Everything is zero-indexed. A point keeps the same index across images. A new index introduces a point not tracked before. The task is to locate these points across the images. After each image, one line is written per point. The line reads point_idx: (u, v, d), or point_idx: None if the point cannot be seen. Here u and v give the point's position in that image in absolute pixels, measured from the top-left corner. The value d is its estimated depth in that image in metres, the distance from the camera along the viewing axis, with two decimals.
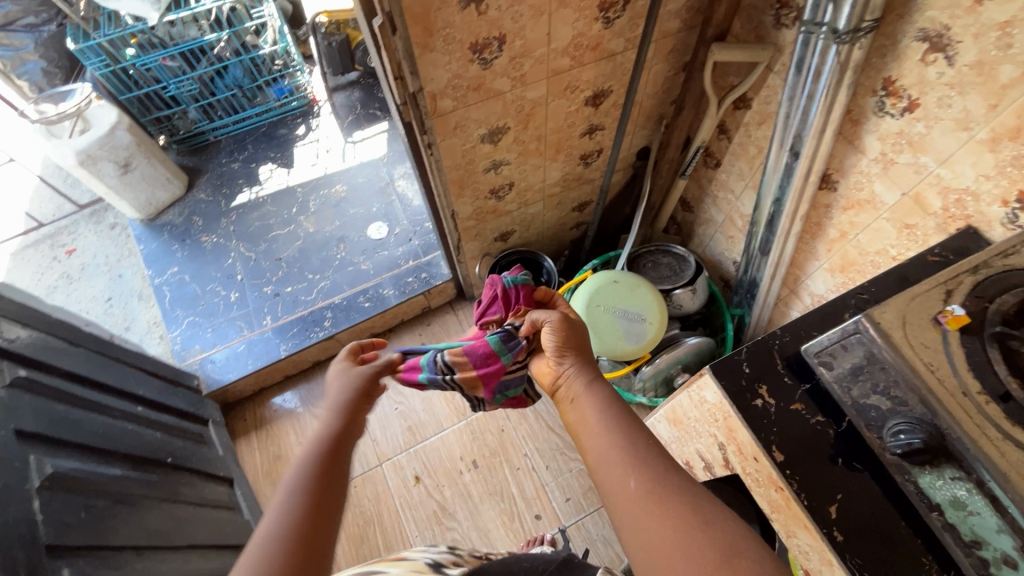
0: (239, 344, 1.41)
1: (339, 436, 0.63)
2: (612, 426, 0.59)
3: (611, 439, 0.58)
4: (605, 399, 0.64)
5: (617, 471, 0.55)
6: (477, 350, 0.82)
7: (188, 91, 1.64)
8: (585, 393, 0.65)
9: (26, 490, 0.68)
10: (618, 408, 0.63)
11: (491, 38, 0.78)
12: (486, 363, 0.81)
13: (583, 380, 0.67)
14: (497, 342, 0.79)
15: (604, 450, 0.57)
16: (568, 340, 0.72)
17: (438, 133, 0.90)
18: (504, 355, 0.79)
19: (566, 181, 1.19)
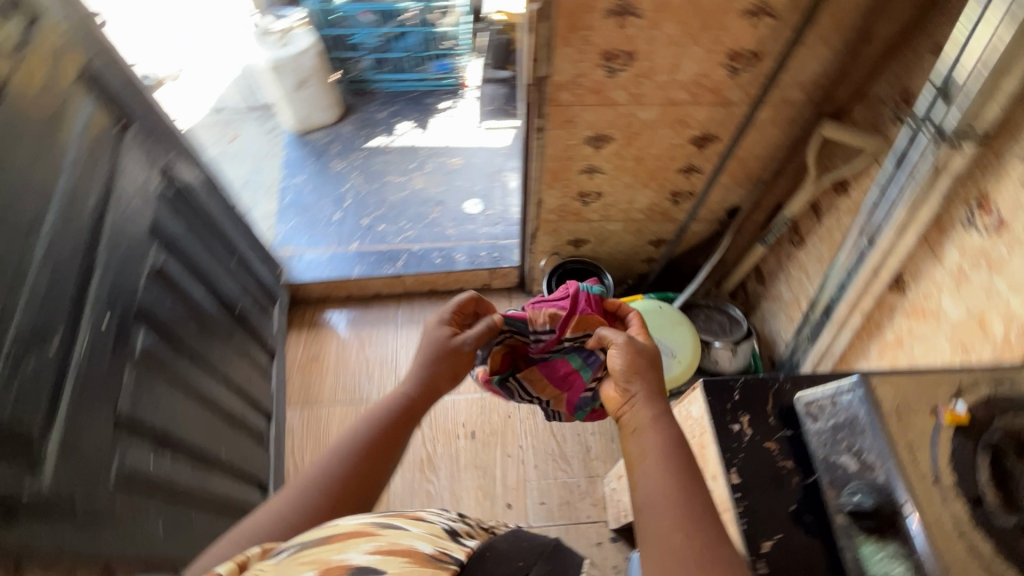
0: (324, 254, 1.61)
1: (400, 416, 0.75)
2: (670, 473, 0.61)
3: (666, 484, 0.60)
4: (671, 438, 0.65)
5: (663, 520, 0.57)
6: (558, 368, 0.96)
7: (371, 43, 1.91)
8: (649, 428, 0.66)
9: (143, 265, 0.86)
10: (683, 450, 0.63)
11: (623, 51, 0.88)
12: (570, 378, 0.96)
13: (651, 414, 0.68)
14: (579, 360, 0.94)
15: (654, 495, 0.59)
16: (632, 367, 0.72)
17: (551, 121, 1.01)
18: (584, 370, 0.94)
19: (650, 211, 1.26)
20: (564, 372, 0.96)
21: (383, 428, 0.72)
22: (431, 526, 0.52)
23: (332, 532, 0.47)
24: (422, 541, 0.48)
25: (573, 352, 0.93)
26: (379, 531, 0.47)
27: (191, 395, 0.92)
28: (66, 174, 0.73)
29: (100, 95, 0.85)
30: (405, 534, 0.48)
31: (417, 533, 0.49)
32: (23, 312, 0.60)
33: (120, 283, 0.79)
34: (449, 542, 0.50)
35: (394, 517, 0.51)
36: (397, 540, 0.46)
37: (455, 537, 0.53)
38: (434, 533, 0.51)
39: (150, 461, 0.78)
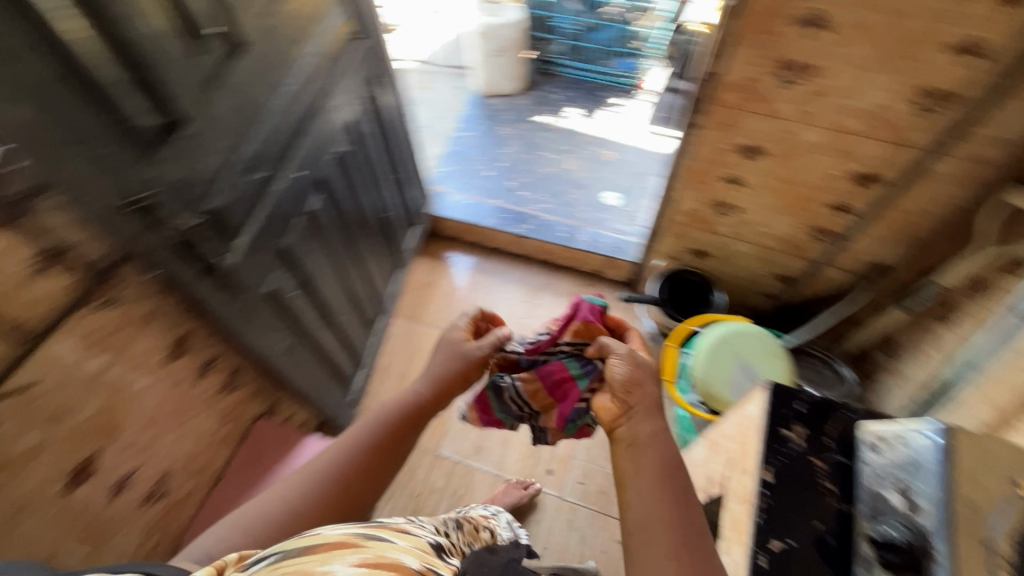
0: (468, 200, 1.79)
1: (401, 430, 0.75)
2: (659, 496, 0.60)
3: (659, 511, 0.58)
4: (666, 457, 0.64)
5: (658, 545, 0.55)
6: (549, 373, 0.86)
7: (570, 29, 2.05)
8: (647, 443, 0.65)
9: (335, 148, 1.07)
10: (673, 478, 0.62)
11: (805, 63, 0.87)
12: (564, 388, 0.85)
13: (649, 430, 0.67)
14: (575, 368, 0.83)
15: (648, 522, 0.57)
16: (632, 380, 0.71)
17: (710, 120, 1.03)
18: (580, 379, 0.82)
19: (785, 243, 1.21)
20: (557, 381, 0.85)
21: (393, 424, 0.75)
22: (415, 541, 0.53)
23: (314, 541, 0.47)
24: (410, 556, 0.49)
25: (567, 358, 0.85)
26: (364, 544, 0.47)
27: (331, 262, 1.13)
28: (308, 58, 0.93)
29: (351, 10, 1.05)
30: (392, 548, 0.48)
31: (404, 548, 0.49)
32: (253, 144, 0.81)
33: (317, 155, 1.00)
34: (434, 561, 0.52)
35: (380, 529, 0.51)
36: (383, 554, 0.47)
37: (439, 555, 0.55)
38: (421, 551, 0.52)
39: (292, 293, 0.99)
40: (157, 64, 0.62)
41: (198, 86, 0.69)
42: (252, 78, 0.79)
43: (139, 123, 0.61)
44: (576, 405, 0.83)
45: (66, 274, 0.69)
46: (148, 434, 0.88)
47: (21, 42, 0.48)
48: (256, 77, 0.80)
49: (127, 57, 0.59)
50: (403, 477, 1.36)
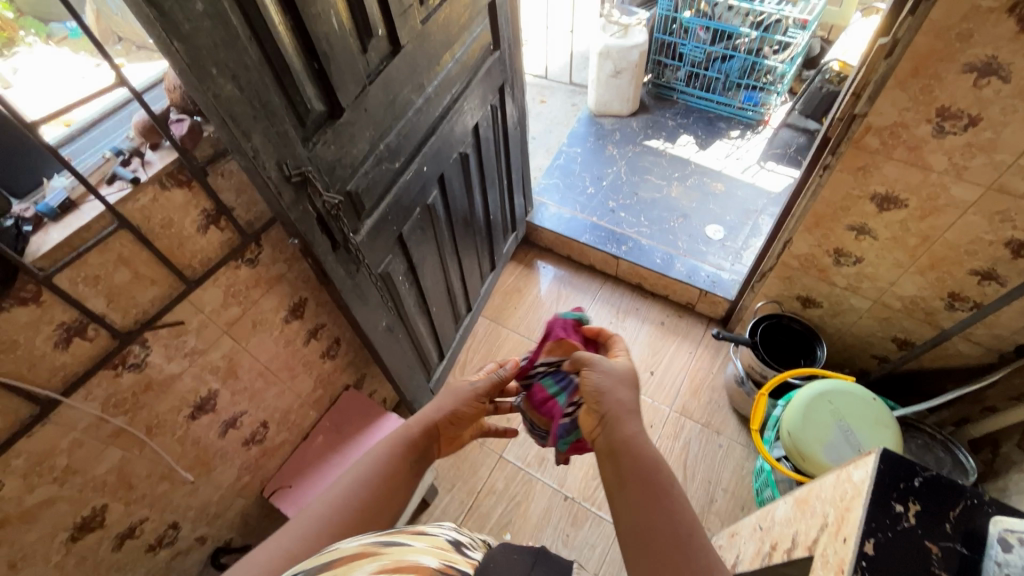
0: (566, 213, 1.81)
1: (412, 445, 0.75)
2: (642, 506, 0.60)
3: (647, 521, 0.59)
4: (648, 459, 0.65)
5: (649, 559, 0.56)
6: (536, 396, 0.88)
7: (694, 56, 2.00)
8: (623, 448, 0.66)
9: (458, 148, 1.13)
10: (651, 478, 0.63)
11: (966, 114, 0.80)
12: (550, 408, 0.85)
13: (631, 430, 0.68)
14: (552, 385, 0.85)
15: (640, 532, 0.58)
16: (607, 391, 0.72)
17: (842, 163, 0.97)
18: (558, 396, 0.83)
19: (910, 304, 1.11)
20: (544, 403, 0.86)
21: (388, 460, 0.71)
22: (434, 540, 0.51)
23: (332, 554, 0.48)
24: (428, 556, 0.48)
25: (549, 377, 0.86)
26: (382, 551, 0.47)
27: (436, 254, 1.19)
28: (450, 63, 0.99)
29: (493, 22, 1.12)
30: (410, 551, 0.48)
31: (422, 549, 0.49)
32: (392, 136, 0.88)
33: (442, 153, 1.06)
34: (452, 559, 0.49)
35: (398, 534, 0.51)
36: (400, 558, 0.46)
37: (458, 550, 0.51)
38: (437, 549, 0.50)
39: (399, 277, 1.06)
40: (333, 56, 0.70)
41: (360, 79, 0.76)
42: (403, 76, 0.86)
43: (310, 107, 0.69)
44: (563, 421, 0.80)
45: (221, 233, 0.78)
46: (258, 383, 0.97)
47: (241, 30, 0.57)
48: (407, 76, 0.87)
49: (312, 49, 0.67)
50: (466, 472, 1.39)
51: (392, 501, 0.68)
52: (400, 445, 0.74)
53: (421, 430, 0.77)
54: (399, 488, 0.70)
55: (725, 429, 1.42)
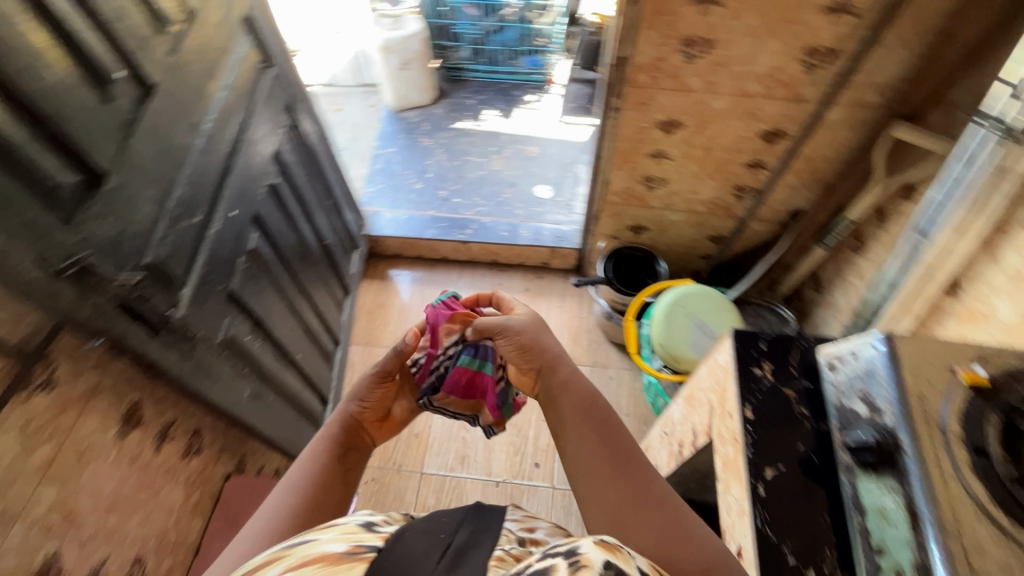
0: (402, 215, 1.77)
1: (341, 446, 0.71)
2: (593, 437, 0.66)
3: (591, 451, 0.65)
4: (582, 398, 0.71)
5: (595, 482, 0.62)
6: (459, 381, 0.88)
7: (471, 34, 2.04)
8: (562, 391, 0.73)
9: (263, 181, 1.02)
10: (589, 413, 0.69)
11: (704, 38, 0.95)
12: (476, 382, 0.90)
13: (562, 377, 0.75)
14: (470, 361, 0.88)
15: (586, 462, 0.65)
16: (530, 346, 0.78)
17: (627, 102, 1.09)
18: (485, 366, 0.88)
19: (712, 205, 1.31)
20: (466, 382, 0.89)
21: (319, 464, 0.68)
22: (344, 526, 0.47)
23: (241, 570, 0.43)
24: (337, 542, 0.44)
25: (465, 356, 0.87)
26: (286, 554, 0.43)
27: (281, 299, 1.09)
28: (222, 92, 0.88)
29: (256, 39, 1.01)
30: (318, 543, 0.44)
31: (330, 538, 0.45)
32: (181, 188, 0.76)
33: (247, 192, 0.95)
34: (364, 534, 0.46)
35: (304, 533, 0.46)
36: (307, 552, 0.42)
37: (372, 527, 0.48)
38: (347, 533, 0.46)
39: (247, 336, 0.95)
40: (65, 115, 0.57)
41: (114, 135, 0.64)
42: (169, 119, 0.74)
43: (57, 181, 0.57)
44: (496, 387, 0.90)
45: None
46: (112, 519, 0.79)
47: None
48: (173, 117, 0.75)
49: (33, 112, 0.54)
50: (392, 503, 1.32)
51: (331, 499, 0.65)
52: (326, 445, 0.71)
53: (341, 426, 0.74)
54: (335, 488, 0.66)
55: (610, 362, 1.55)
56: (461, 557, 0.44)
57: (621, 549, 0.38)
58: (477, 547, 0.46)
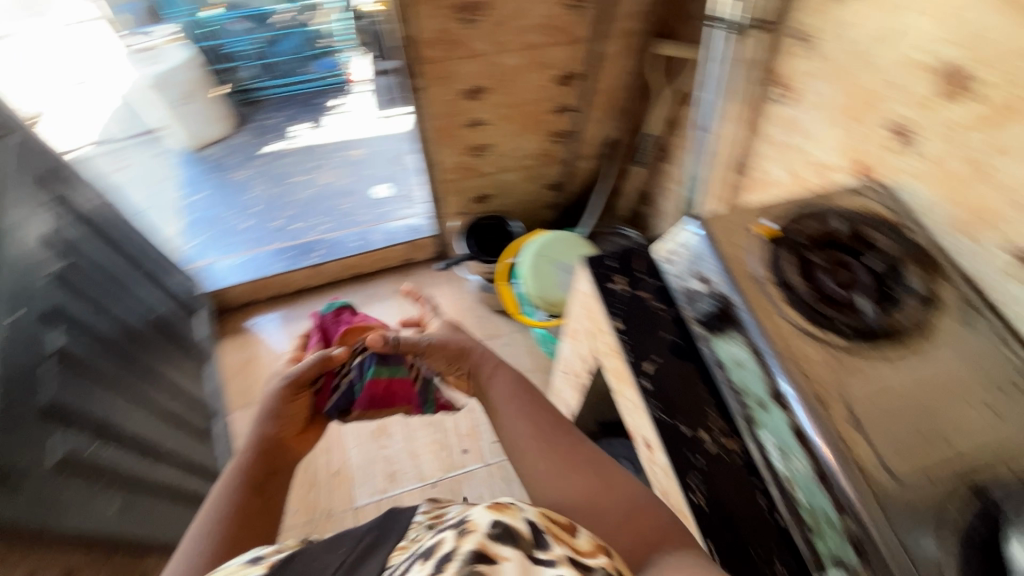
0: (240, 258, 1.64)
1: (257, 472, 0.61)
2: (524, 412, 0.65)
3: (522, 427, 0.63)
4: (513, 380, 0.69)
5: (527, 457, 0.61)
6: (374, 393, 0.75)
7: (248, 49, 1.82)
8: (493, 375, 0.70)
9: (44, 269, 0.86)
10: (520, 393, 0.67)
11: (474, 3, 0.98)
12: (392, 390, 0.77)
13: (491, 364, 0.72)
14: (380, 368, 0.75)
15: (515, 438, 0.63)
16: (460, 348, 0.73)
17: (427, 79, 1.10)
18: (398, 368, 0.77)
19: (539, 156, 1.38)
20: (380, 394, 0.76)
21: (236, 497, 0.58)
22: (227, 568, 0.46)
23: None
24: None
25: (373, 364, 0.74)
26: None
27: (121, 392, 0.95)
28: None
29: None
30: None
31: None
32: None
33: (25, 288, 0.80)
34: (246, 569, 0.44)
35: None
36: None
37: (258, 560, 0.46)
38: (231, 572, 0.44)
39: (91, 446, 0.81)
40: None
41: None
42: None
43: None
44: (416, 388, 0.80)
45: None
46: None
47: None
48: None
49: None
50: None
51: (251, 531, 0.56)
52: (239, 475, 0.60)
53: (257, 450, 0.63)
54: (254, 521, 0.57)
55: (500, 330, 1.59)
56: (359, 564, 0.44)
57: (510, 506, 0.43)
58: (376, 550, 0.46)
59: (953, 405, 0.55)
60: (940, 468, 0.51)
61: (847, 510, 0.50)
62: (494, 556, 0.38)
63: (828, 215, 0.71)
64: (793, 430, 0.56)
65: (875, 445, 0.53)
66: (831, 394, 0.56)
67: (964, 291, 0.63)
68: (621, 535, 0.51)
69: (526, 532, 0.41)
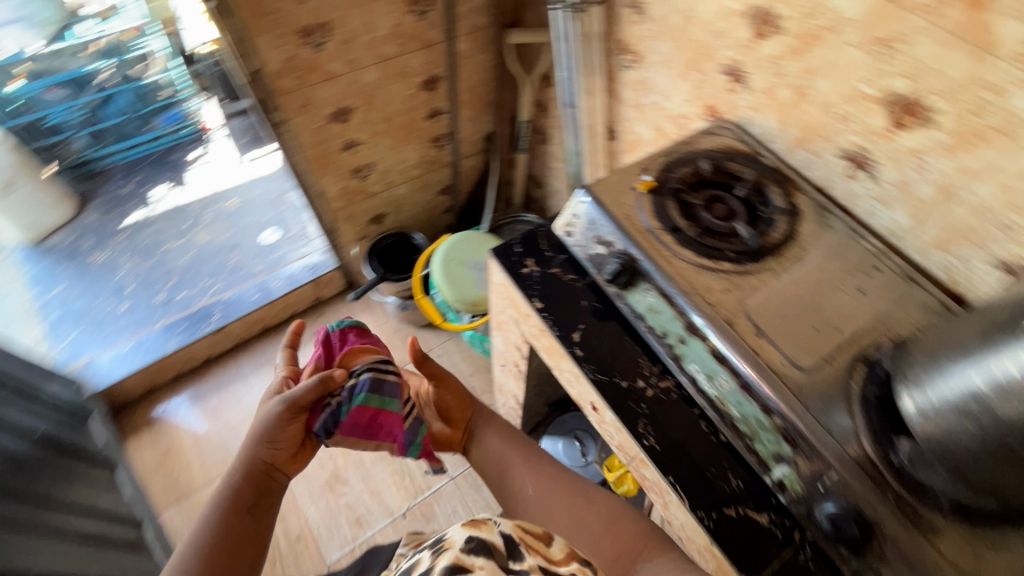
0: (126, 345, 1.47)
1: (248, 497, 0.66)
2: (515, 453, 0.79)
3: (513, 462, 0.78)
4: (502, 432, 0.83)
5: (520, 483, 0.76)
6: (359, 422, 0.72)
7: (75, 118, 1.61)
8: (486, 429, 0.83)
9: None
10: (511, 440, 0.81)
11: (317, 24, 0.95)
12: (379, 423, 0.74)
13: (484, 421, 0.84)
14: (374, 399, 0.73)
15: (508, 472, 0.78)
16: (458, 400, 0.84)
17: (288, 111, 1.05)
18: (390, 403, 0.74)
19: (423, 164, 1.38)
20: (364, 424, 0.73)
21: (224, 524, 0.63)
22: None
23: None
24: None
25: (363, 390, 0.72)
26: None
27: (16, 529, 0.82)
28: None
29: None
30: None
31: None
32: None
33: None
34: None
35: None
36: None
37: None
38: None
39: None
40: None
41: None
42: None
43: None
44: (404, 425, 0.77)
45: None
46: None
47: None
48: None
49: None
50: None
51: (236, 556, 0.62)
52: (228, 499, 0.65)
53: (245, 473, 0.67)
54: (239, 547, 0.62)
55: (431, 344, 1.57)
56: None
57: (483, 524, 0.54)
58: None
59: (831, 295, 0.64)
60: (835, 352, 0.59)
61: (775, 411, 0.57)
62: (466, 562, 0.48)
63: (695, 158, 0.77)
64: (714, 355, 0.61)
65: (781, 348, 0.60)
66: (736, 316, 0.62)
67: (814, 197, 0.73)
68: (603, 543, 0.66)
69: (498, 546, 0.52)
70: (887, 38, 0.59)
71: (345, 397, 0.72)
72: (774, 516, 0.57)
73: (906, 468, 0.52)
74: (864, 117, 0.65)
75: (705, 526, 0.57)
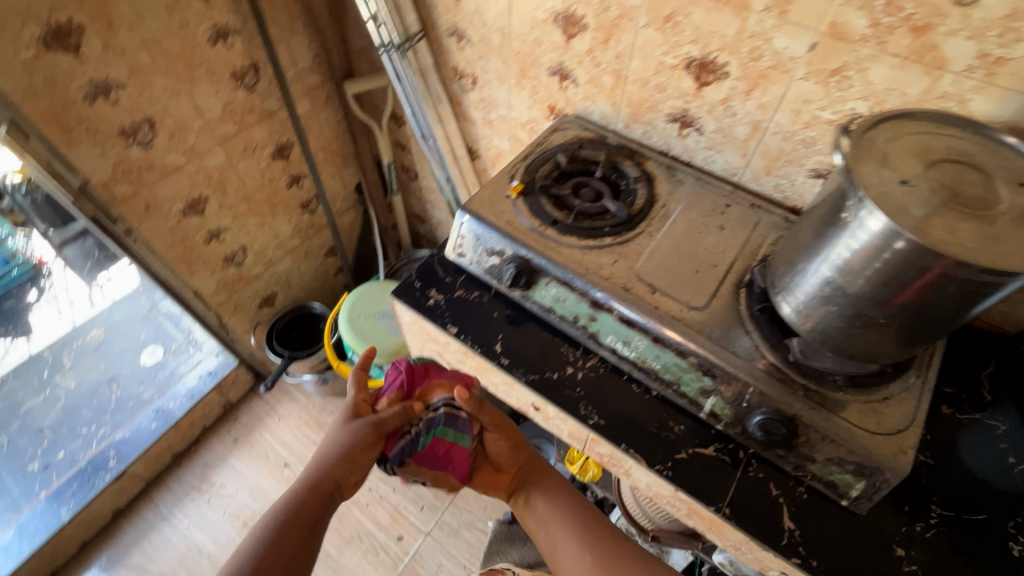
0: (7, 534, 1.24)
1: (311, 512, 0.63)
2: (568, 520, 0.76)
3: (564, 527, 0.75)
4: (554, 504, 0.78)
5: (569, 545, 0.74)
6: (433, 452, 0.74)
7: None
8: (539, 497, 0.79)
9: None
10: (567, 509, 0.78)
11: (139, 121, 0.90)
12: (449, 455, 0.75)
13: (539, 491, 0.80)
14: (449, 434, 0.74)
15: (557, 535, 0.75)
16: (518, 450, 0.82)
17: (132, 218, 0.97)
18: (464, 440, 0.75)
19: (300, 233, 1.34)
20: (435, 452, 0.75)
21: (288, 534, 0.60)
22: None
23: None
24: None
25: (442, 424, 0.73)
26: None
27: None
28: None
29: None
30: None
31: None
32: None
33: None
34: None
35: None
36: None
37: None
38: None
39: None
40: None
41: None
42: None
43: None
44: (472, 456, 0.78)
45: None
46: None
47: None
48: None
49: None
50: None
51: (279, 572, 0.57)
52: (293, 507, 0.63)
53: (310, 486, 0.65)
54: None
55: None
56: None
57: None
58: None
59: (701, 239, 0.71)
60: (717, 285, 0.67)
61: (687, 352, 0.62)
62: None
63: (552, 155, 0.83)
64: (623, 322, 0.66)
65: (674, 296, 0.66)
66: (630, 281, 0.67)
67: (659, 161, 0.82)
68: None
69: None
70: (669, 14, 0.69)
71: (424, 427, 0.72)
72: (719, 444, 0.63)
73: (801, 360, 0.59)
74: (675, 84, 0.75)
75: (666, 476, 0.61)
